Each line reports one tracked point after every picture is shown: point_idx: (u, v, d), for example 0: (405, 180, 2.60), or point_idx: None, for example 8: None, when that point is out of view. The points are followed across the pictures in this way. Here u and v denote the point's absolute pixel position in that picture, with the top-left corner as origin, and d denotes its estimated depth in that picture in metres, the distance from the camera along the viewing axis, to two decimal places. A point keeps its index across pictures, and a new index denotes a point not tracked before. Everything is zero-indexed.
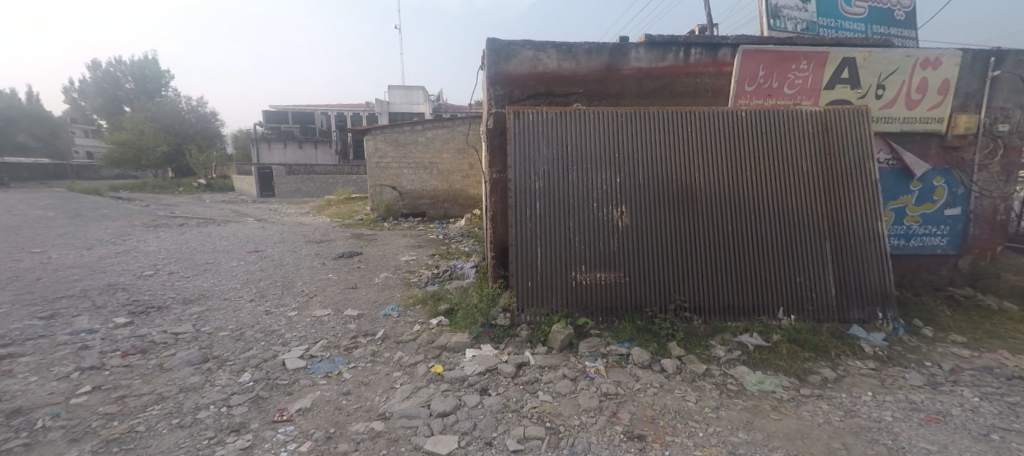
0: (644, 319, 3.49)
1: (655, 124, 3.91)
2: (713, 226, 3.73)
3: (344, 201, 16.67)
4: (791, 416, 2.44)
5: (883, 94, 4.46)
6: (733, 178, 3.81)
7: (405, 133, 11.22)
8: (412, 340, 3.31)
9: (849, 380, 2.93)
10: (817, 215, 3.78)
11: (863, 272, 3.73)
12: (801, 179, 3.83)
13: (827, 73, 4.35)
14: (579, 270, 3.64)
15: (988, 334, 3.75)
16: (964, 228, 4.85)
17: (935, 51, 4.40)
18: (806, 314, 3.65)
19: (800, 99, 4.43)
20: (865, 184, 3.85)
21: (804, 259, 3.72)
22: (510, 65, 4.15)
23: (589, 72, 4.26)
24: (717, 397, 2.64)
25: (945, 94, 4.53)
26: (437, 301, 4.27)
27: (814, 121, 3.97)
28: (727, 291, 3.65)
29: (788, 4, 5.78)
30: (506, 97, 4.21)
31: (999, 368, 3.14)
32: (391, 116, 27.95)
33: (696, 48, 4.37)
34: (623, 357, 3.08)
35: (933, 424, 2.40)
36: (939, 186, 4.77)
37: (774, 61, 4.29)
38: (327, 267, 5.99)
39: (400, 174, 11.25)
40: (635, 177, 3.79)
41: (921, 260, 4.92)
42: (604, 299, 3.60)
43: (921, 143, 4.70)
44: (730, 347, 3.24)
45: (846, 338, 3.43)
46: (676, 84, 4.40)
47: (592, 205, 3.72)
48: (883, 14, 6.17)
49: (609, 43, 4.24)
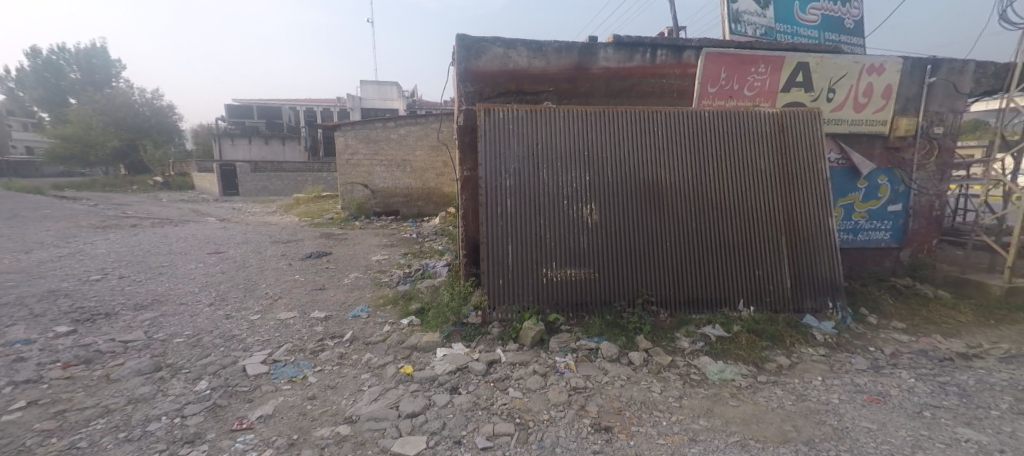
0: (612, 314, 3.58)
1: (624, 123, 3.99)
2: (678, 222, 3.85)
3: (313, 199, 16.20)
4: (748, 403, 2.57)
5: (833, 98, 4.72)
6: (698, 176, 3.95)
7: (376, 130, 11.00)
8: (381, 342, 3.28)
9: (802, 366, 3.10)
10: (774, 211, 3.96)
11: (817, 264, 3.95)
12: (759, 177, 4.01)
13: (783, 76, 4.57)
14: (550, 267, 3.68)
15: (925, 320, 4.06)
16: (905, 222, 5.21)
17: (879, 58, 4.70)
18: (764, 305, 3.84)
19: (759, 101, 4.63)
20: (817, 181, 4.07)
21: (763, 254, 3.90)
22: (480, 63, 4.13)
23: (559, 71, 4.30)
24: (680, 387, 2.74)
25: (888, 98, 4.84)
26: (408, 301, 4.23)
27: (772, 122, 4.15)
28: (692, 284, 3.80)
29: (747, 9, 6.01)
30: (476, 94, 4.18)
31: (933, 351, 3.41)
32: (363, 113, 27.23)
33: (662, 50, 4.48)
34: (592, 351, 3.15)
35: (874, 404, 2.58)
36: (882, 183, 5.10)
37: (734, 63, 4.46)
38: (294, 268, 5.82)
39: (371, 172, 11.05)
40: (605, 175, 3.87)
41: (867, 253, 5.25)
42: (574, 295, 3.66)
43: (866, 143, 5.01)
44: (694, 339, 3.38)
45: (800, 326, 3.63)
46: (644, 84, 4.50)
47: (562, 201, 3.77)
48: (834, 22, 6.53)
49: (578, 43, 4.29)
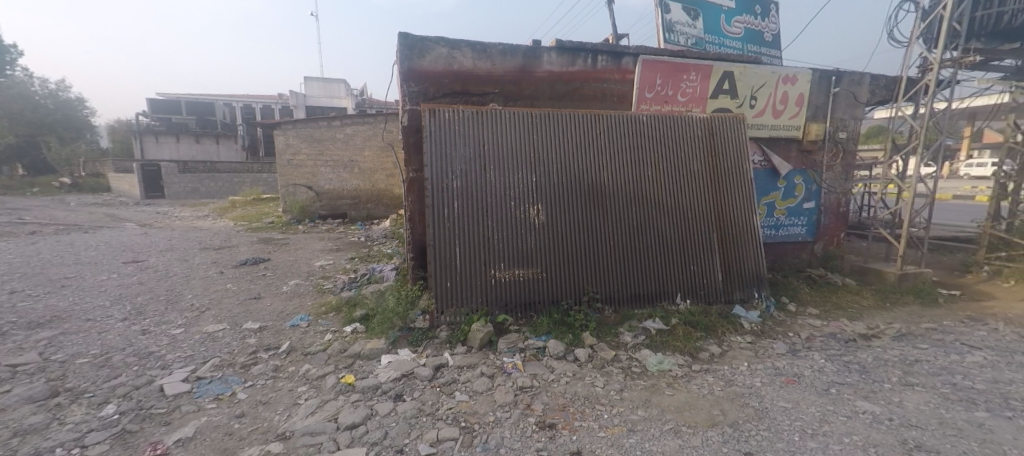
0: (560, 313, 3.66)
1: (568, 125, 4.08)
2: (620, 221, 4.02)
3: (251, 201, 15.16)
4: (683, 391, 2.73)
5: (755, 105, 5.14)
6: (637, 177, 4.13)
7: (321, 129, 10.47)
8: (321, 351, 3.13)
9: (731, 354, 3.34)
10: (706, 209, 4.24)
11: (744, 258, 4.28)
12: (693, 178, 4.27)
13: (712, 84, 4.90)
14: (498, 268, 3.70)
15: (834, 306, 4.52)
16: (817, 218, 5.77)
17: (792, 69, 5.18)
18: (699, 298, 4.11)
19: (691, 106, 4.93)
20: (743, 181, 4.40)
21: (698, 250, 4.16)
22: (424, 62, 4.05)
23: (504, 72, 4.32)
24: (622, 380, 2.85)
25: (801, 106, 5.34)
26: (352, 307, 4.06)
27: (703, 127, 4.43)
28: (634, 280, 3.98)
29: (679, 20, 6.37)
30: (421, 94, 4.09)
31: (840, 334, 3.80)
32: (306, 110, 25.80)
33: (603, 56, 4.64)
34: (540, 350, 3.20)
35: (790, 384, 2.83)
36: (799, 183, 5.62)
37: (668, 71, 4.73)
38: (226, 276, 5.40)
39: (316, 172, 10.55)
40: (551, 176, 3.94)
41: (788, 246, 5.75)
42: (523, 295, 3.71)
43: (784, 147, 5.50)
44: (636, 333, 3.53)
45: (730, 317, 3.91)
46: (586, 88, 4.64)
47: (510, 202, 3.80)
48: (755, 36, 7.10)
49: (522, 46, 4.34)
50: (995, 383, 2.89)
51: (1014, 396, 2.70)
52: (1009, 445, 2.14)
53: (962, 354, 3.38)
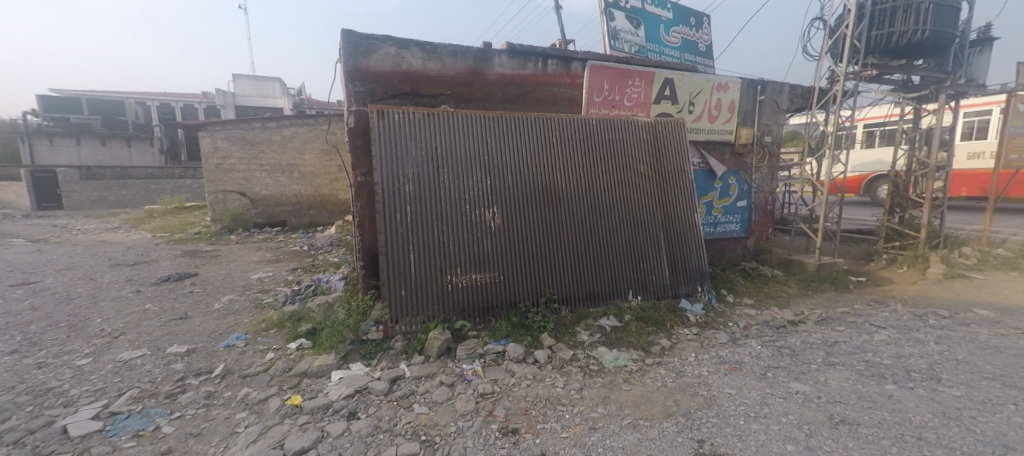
0: (518, 315, 3.67)
1: (521, 127, 4.09)
2: (573, 222, 4.10)
3: (173, 211, 13.78)
4: (638, 385, 2.82)
5: (693, 110, 5.48)
6: (589, 179, 4.24)
7: (254, 131, 9.74)
8: (263, 372, 2.89)
9: (680, 346, 3.51)
10: (653, 209, 4.44)
11: (688, 254, 4.53)
12: (640, 179, 4.45)
13: (654, 89, 5.17)
14: (455, 273, 3.62)
15: (766, 296, 4.90)
16: (749, 216, 6.25)
17: (724, 78, 5.59)
18: (649, 294, 4.29)
19: (637, 111, 5.16)
20: (685, 182, 4.66)
21: (646, 248, 4.35)
22: (370, 61, 3.88)
23: (455, 74, 4.26)
24: (581, 378, 2.89)
25: (732, 112, 5.77)
26: (296, 322, 3.80)
27: (648, 130, 4.63)
28: (588, 280, 4.07)
29: (623, 28, 6.64)
30: (367, 94, 3.91)
31: (773, 321, 4.14)
32: (237, 111, 23.93)
33: (553, 60, 4.71)
34: (500, 354, 3.17)
35: (733, 371, 3.02)
36: (732, 184, 6.05)
37: (614, 76, 4.92)
38: (144, 295, 4.85)
39: (249, 177, 9.82)
40: (505, 178, 3.93)
41: (724, 243, 6.17)
42: (480, 299, 3.67)
43: (719, 150, 5.90)
44: (592, 331, 3.62)
45: (678, 310, 4.11)
46: (537, 91, 4.70)
47: (464, 205, 3.74)
48: (691, 46, 7.61)
49: (473, 48, 4.31)
50: (899, 358, 3.27)
51: (914, 368, 3.07)
52: (913, 413, 2.43)
53: (871, 333, 3.80)
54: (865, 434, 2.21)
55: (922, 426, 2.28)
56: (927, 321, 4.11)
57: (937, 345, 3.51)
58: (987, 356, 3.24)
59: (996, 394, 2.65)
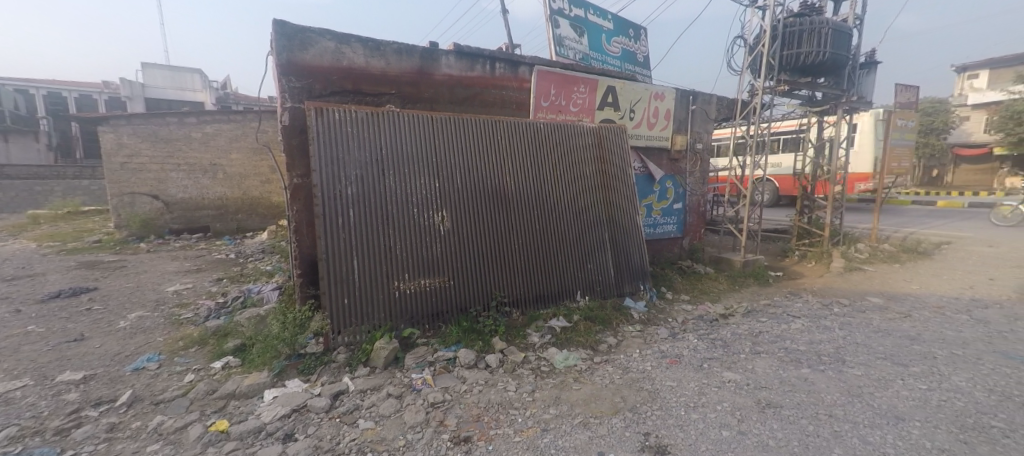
0: (468, 320, 3.63)
1: (470, 129, 4.01)
2: (523, 225, 4.12)
3: (67, 217, 12.03)
4: (588, 383, 2.88)
5: (633, 117, 5.76)
6: (537, 183, 4.28)
7: (170, 127, 8.78)
8: (181, 396, 2.58)
9: (625, 343, 3.65)
10: (598, 211, 4.59)
11: (631, 255, 4.73)
12: (586, 183, 4.58)
13: (598, 96, 5.38)
14: (402, 279, 3.49)
15: (700, 292, 5.24)
16: (684, 217, 6.67)
17: (660, 87, 5.95)
18: (596, 293, 4.44)
19: (582, 116, 5.33)
20: (628, 185, 4.86)
21: (592, 249, 4.48)
22: (307, 55, 3.61)
23: (400, 73, 4.11)
24: (533, 380, 2.90)
25: (668, 120, 6.14)
26: (222, 338, 3.45)
27: (593, 135, 4.77)
28: (537, 282, 4.13)
29: (568, 35, 6.81)
30: (304, 90, 3.64)
31: (706, 315, 4.43)
32: (148, 104, 21.47)
33: (500, 63, 4.72)
34: (450, 361, 3.10)
35: (673, 364, 3.19)
36: (669, 187, 6.42)
37: (560, 82, 5.07)
38: (28, 315, 4.16)
39: (163, 178, 8.84)
40: (455, 181, 3.84)
41: (663, 243, 6.53)
42: (429, 305, 3.57)
43: (656, 155, 6.24)
44: (543, 333, 3.66)
45: (623, 308, 4.29)
46: (485, 94, 4.67)
47: (412, 209, 3.61)
48: (630, 56, 8.01)
49: (419, 47, 4.19)
50: (813, 343, 3.63)
51: (825, 352, 3.43)
52: (825, 393, 2.70)
53: (789, 323, 4.20)
54: (787, 416, 2.42)
55: (832, 404, 2.54)
56: (833, 310, 4.61)
57: (841, 330, 3.95)
58: (880, 339, 3.70)
59: (888, 371, 3.03)
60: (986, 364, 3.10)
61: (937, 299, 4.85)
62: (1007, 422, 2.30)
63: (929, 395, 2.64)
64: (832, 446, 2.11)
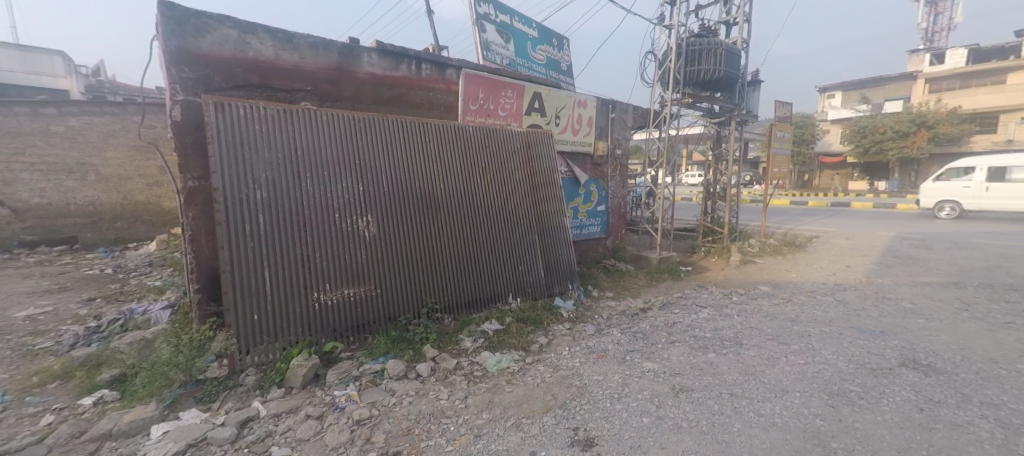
0: (397, 329, 3.48)
1: (397, 129, 3.83)
2: (453, 229, 4.05)
3: None
4: (520, 384, 2.90)
5: (559, 123, 5.97)
6: (467, 186, 4.23)
7: (19, 118, 7.26)
8: (35, 443, 2.12)
9: (556, 341, 3.74)
10: (528, 215, 4.67)
11: (559, 256, 4.89)
12: (515, 186, 4.63)
13: (524, 102, 5.49)
14: (323, 290, 3.23)
15: (622, 288, 5.57)
16: (607, 218, 7.05)
17: (583, 95, 6.24)
18: (527, 294, 4.53)
19: (510, 121, 5.39)
20: (555, 189, 5.01)
21: (522, 251, 4.55)
22: (202, 43, 3.19)
23: (316, 68, 3.82)
24: (466, 386, 2.84)
25: (591, 126, 6.46)
26: (95, 369, 2.91)
27: (522, 140, 4.83)
28: (469, 286, 4.10)
29: (494, 40, 6.87)
30: (199, 82, 3.20)
31: (628, 310, 4.71)
32: None
33: (427, 64, 4.60)
34: (378, 374, 2.93)
35: (601, 359, 3.33)
36: (593, 190, 6.74)
37: (488, 86, 5.09)
38: None
39: (11, 180, 7.28)
40: (380, 184, 3.65)
41: (588, 243, 6.83)
42: (355, 316, 3.36)
43: (580, 160, 6.53)
44: (476, 337, 3.62)
45: (553, 308, 4.41)
46: (411, 95, 4.52)
47: (333, 214, 3.35)
48: (554, 64, 8.30)
49: (337, 42, 3.93)
50: (719, 330, 4.03)
51: (728, 337, 3.82)
52: (728, 374, 3.00)
53: (698, 313, 4.62)
54: (697, 398, 2.65)
55: (733, 383, 2.84)
56: (732, 299, 5.16)
57: (740, 317, 4.43)
58: (769, 322, 4.21)
59: (776, 349, 3.45)
60: (847, 338, 3.67)
61: (810, 285, 5.66)
62: (862, 386, 2.73)
63: (806, 368, 3.06)
64: (734, 421, 2.35)
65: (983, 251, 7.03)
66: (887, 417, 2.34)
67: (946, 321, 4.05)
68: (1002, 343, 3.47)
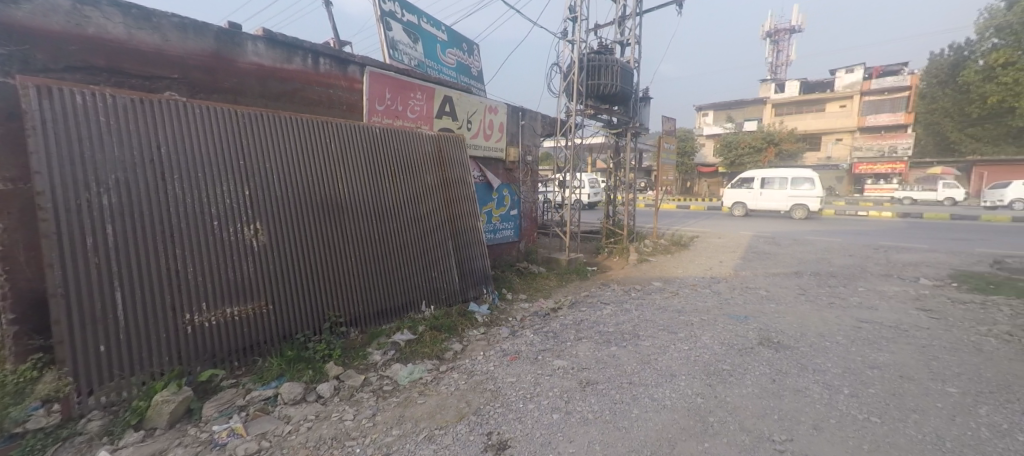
0: (294, 348, 3.16)
1: (290, 127, 3.47)
2: (359, 236, 3.80)
3: None
4: (433, 394, 2.80)
5: (470, 128, 5.98)
6: (374, 191, 4.00)
7: None
8: None
9: (470, 347, 3.70)
10: (440, 220, 4.57)
11: (473, 260, 4.89)
12: (427, 191, 4.51)
13: (434, 105, 5.39)
14: (200, 310, 2.79)
15: (534, 290, 5.73)
16: (519, 222, 7.21)
17: (493, 101, 6.32)
18: (440, 301, 4.44)
19: (420, 123, 5.24)
20: (468, 193, 4.98)
21: (435, 257, 4.45)
22: (20, 12, 2.57)
23: (185, 55, 3.32)
24: (374, 403, 2.66)
25: (502, 132, 6.57)
26: None
27: (432, 144, 4.71)
28: (378, 296, 3.89)
29: (401, 39, 6.64)
30: (14, 60, 2.56)
31: (540, 310, 4.86)
32: None
33: (324, 58, 4.27)
34: (270, 400, 2.61)
35: (515, 360, 3.37)
36: (506, 195, 6.85)
37: (395, 86, 4.89)
38: None
39: None
40: (270, 188, 3.27)
41: (502, 247, 6.91)
42: (241, 338, 2.97)
43: (493, 165, 6.59)
44: (386, 349, 3.44)
45: (468, 313, 4.38)
46: (306, 91, 4.16)
47: (212, 222, 2.92)
48: (464, 68, 8.30)
49: (212, 26, 3.47)
50: (620, 324, 4.33)
51: (627, 330, 4.12)
52: (628, 364, 3.23)
53: (602, 309, 4.92)
54: (601, 390, 2.80)
55: (632, 373, 3.06)
56: (631, 295, 5.61)
57: (637, 311, 4.83)
58: (661, 314, 4.65)
59: (667, 339, 3.81)
60: (721, 324, 4.19)
61: (692, 279, 6.39)
62: (733, 365, 3.14)
63: (691, 353, 3.42)
64: (632, 407, 2.52)
65: (815, 246, 8.60)
66: (751, 390, 2.71)
67: (792, 305, 4.85)
68: (830, 319, 4.25)
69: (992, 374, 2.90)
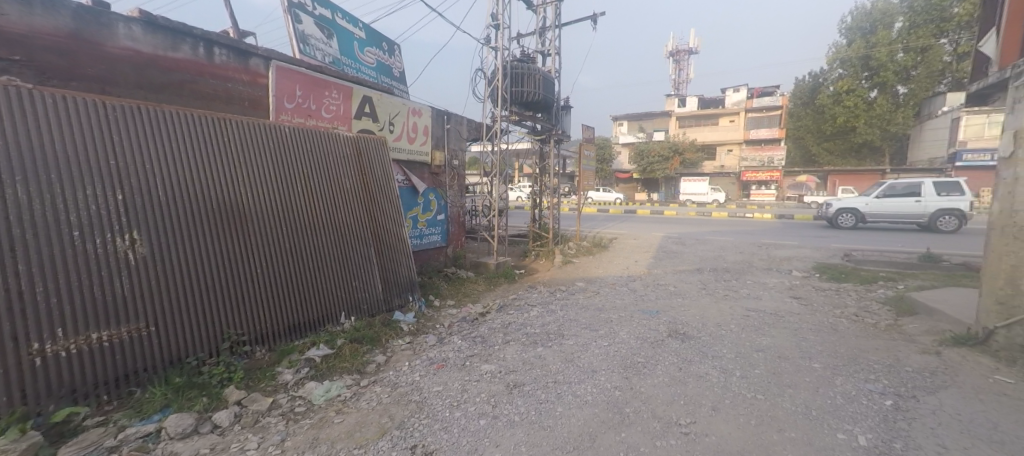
0: (185, 375, 2.79)
1: (176, 124, 3.06)
2: (265, 246, 3.47)
3: None
4: (352, 412, 2.63)
5: (392, 130, 5.78)
6: (283, 196, 3.67)
7: None
8: None
9: (394, 358, 3.54)
10: (361, 227, 4.33)
11: (398, 268, 4.71)
12: (345, 196, 4.24)
13: (352, 105, 5.12)
14: (58, 339, 2.34)
15: (462, 295, 5.67)
16: (446, 227, 7.10)
17: (417, 104, 6.19)
18: (361, 312, 4.22)
19: (336, 124, 4.95)
20: (390, 199, 4.78)
21: (355, 266, 4.21)
22: None
23: (33, 33, 2.77)
24: (282, 428, 2.43)
25: (426, 136, 6.45)
26: None
27: (351, 146, 4.46)
28: (289, 310, 3.57)
29: (313, 34, 6.21)
30: None
31: (468, 315, 4.83)
32: None
33: (219, 49, 3.85)
34: (150, 437, 2.26)
35: (441, 368, 3.30)
36: (432, 200, 6.71)
37: (306, 83, 4.57)
38: None
39: None
40: (151, 194, 2.85)
41: (429, 253, 6.75)
42: (114, 367, 2.54)
43: (418, 169, 6.43)
44: (298, 367, 3.17)
45: (392, 323, 4.21)
46: (198, 83, 3.72)
47: (71, 232, 2.45)
48: (384, 68, 8.00)
49: (71, 3, 2.95)
50: (545, 324, 4.45)
51: (551, 330, 4.24)
52: (552, 364, 3.31)
53: (529, 311, 5.01)
54: (528, 391, 2.84)
55: (556, 372, 3.15)
56: (556, 296, 5.78)
57: (561, 311, 4.99)
58: (582, 313, 4.86)
59: (588, 336, 3.98)
60: (636, 319, 4.48)
61: (611, 278, 6.78)
62: (646, 357, 3.36)
63: (609, 348, 3.61)
64: (556, 406, 2.59)
65: (713, 244, 9.62)
66: (661, 379, 2.92)
67: (696, 299, 5.33)
68: (725, 310, 4.75)
69: (846, 349, 3.44)
